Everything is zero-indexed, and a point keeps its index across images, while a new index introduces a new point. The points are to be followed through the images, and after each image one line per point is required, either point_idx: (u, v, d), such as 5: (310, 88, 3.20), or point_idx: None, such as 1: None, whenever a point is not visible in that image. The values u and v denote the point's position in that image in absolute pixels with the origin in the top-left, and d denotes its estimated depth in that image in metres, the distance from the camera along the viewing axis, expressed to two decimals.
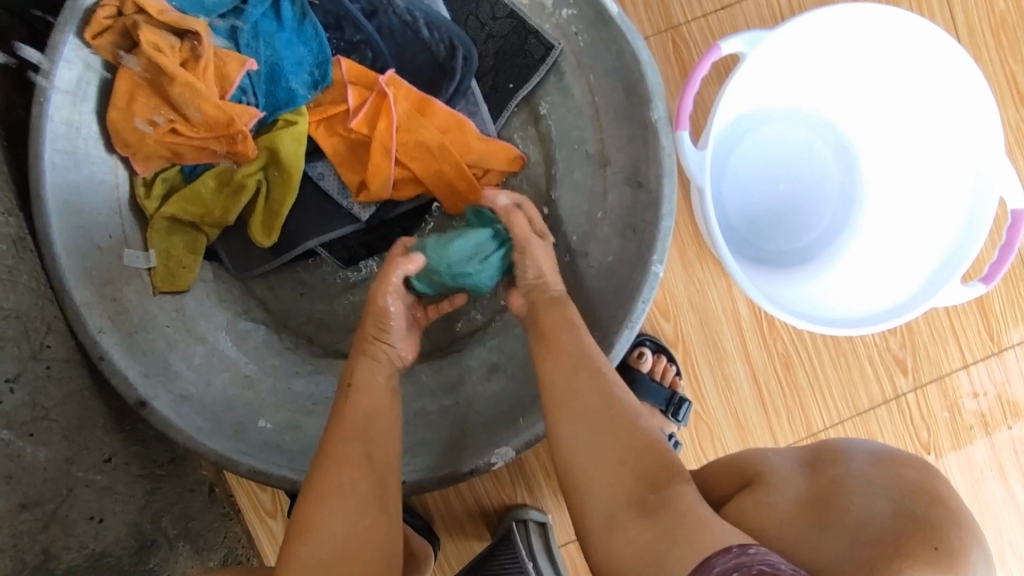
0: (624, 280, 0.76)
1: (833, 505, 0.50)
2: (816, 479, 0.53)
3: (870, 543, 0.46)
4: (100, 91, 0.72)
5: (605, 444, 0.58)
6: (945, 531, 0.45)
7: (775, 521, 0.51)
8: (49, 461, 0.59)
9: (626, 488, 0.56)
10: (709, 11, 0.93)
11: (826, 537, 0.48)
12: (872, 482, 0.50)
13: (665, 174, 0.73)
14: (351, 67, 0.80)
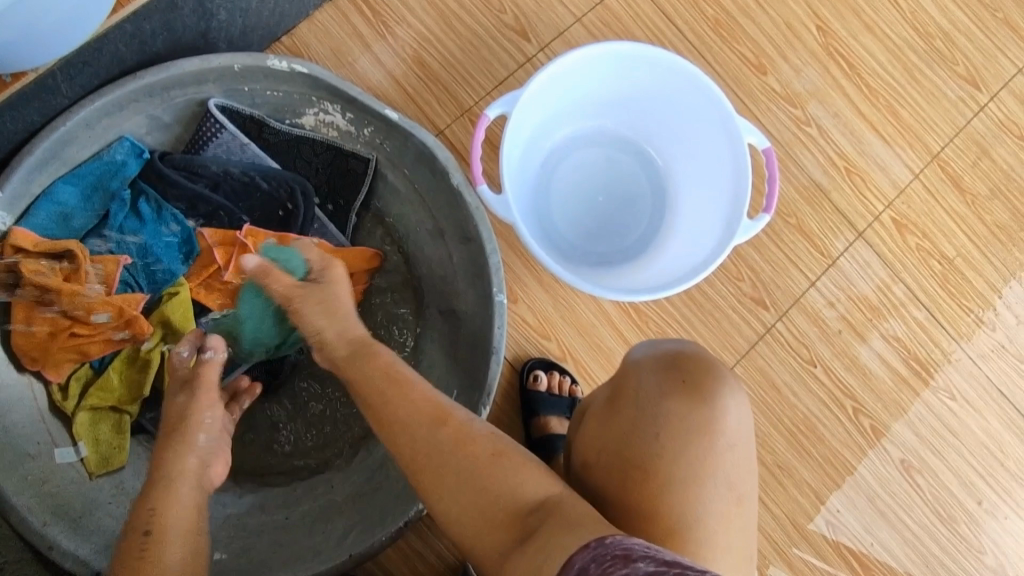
0: (484, 315, 0.90)
1: (619, 401, 0.62)
2: (610, 384, 0.65)
3: (654, 411, 0.60)
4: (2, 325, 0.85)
5: (476, 511, 0.61)
6: (691, 369, 0.61)
7: (597, 436, 0.63)
8: None
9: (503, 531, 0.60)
10: (491, 89, 1.14)
11: (625, 430, 0.60)
12: (640, 365, 0.63)
13: (479, 223, 0.89)
14: (212, 232, 0.94)
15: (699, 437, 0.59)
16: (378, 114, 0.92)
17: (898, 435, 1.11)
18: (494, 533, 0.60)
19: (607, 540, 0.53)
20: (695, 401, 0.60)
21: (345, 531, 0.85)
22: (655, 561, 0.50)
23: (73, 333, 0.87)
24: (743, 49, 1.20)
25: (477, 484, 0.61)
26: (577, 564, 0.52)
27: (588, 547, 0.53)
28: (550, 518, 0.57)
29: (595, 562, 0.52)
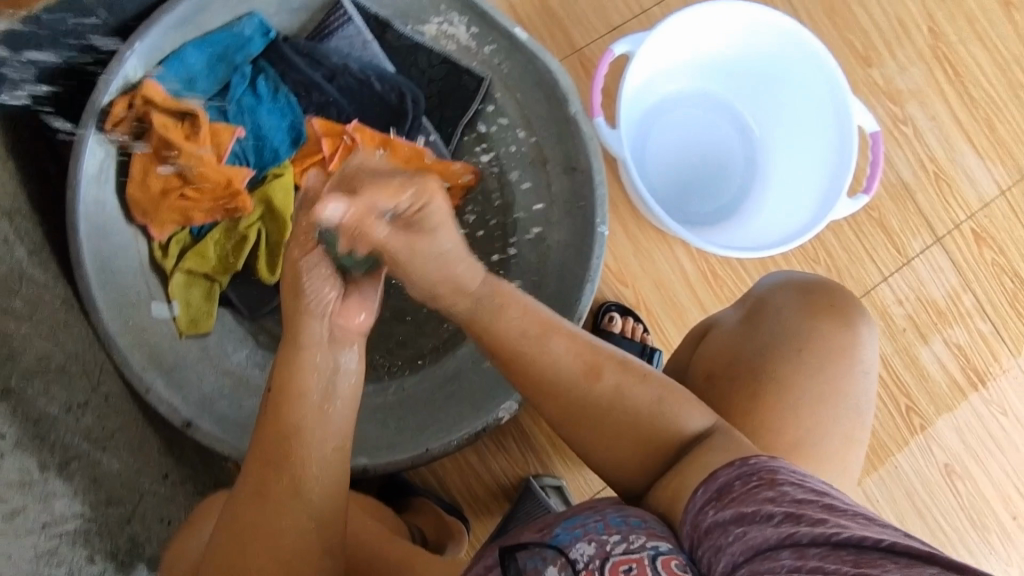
0: (580, 246, 0.91)
1: (758, 315, 0.66)
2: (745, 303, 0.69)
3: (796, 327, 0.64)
4: (119, 173, 0.87)
5: (615, 432, 0.60)
6: (834, 294, 0.66)
7: (731, 341, 0.66)
8: (121, 470, 0.68)
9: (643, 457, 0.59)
10: (603, 34, 1.12)
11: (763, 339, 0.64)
12: (783, 288, 0.67)
13: (591, 154, 0.90)
14: (322, 123, 0.95)
15: (838, 357, 0.64)
16: (505, 31, 0.92)
17: (944, 437, 1.13)
18: (635, 452, 0.60)
19: (752, 459, 0.54)
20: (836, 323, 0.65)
21: (422, 430, 0.85)
22: (802, 488, 0.51)
23: (182, 195, 0.89)
24: (852, 38, 1.20)
25: (627, 406, 0.59)
26: (723, 478, 0.53)
27: (733, 464, 0.54)
28: (699, 455, 0.57)
29: (740, 480, 0.52)
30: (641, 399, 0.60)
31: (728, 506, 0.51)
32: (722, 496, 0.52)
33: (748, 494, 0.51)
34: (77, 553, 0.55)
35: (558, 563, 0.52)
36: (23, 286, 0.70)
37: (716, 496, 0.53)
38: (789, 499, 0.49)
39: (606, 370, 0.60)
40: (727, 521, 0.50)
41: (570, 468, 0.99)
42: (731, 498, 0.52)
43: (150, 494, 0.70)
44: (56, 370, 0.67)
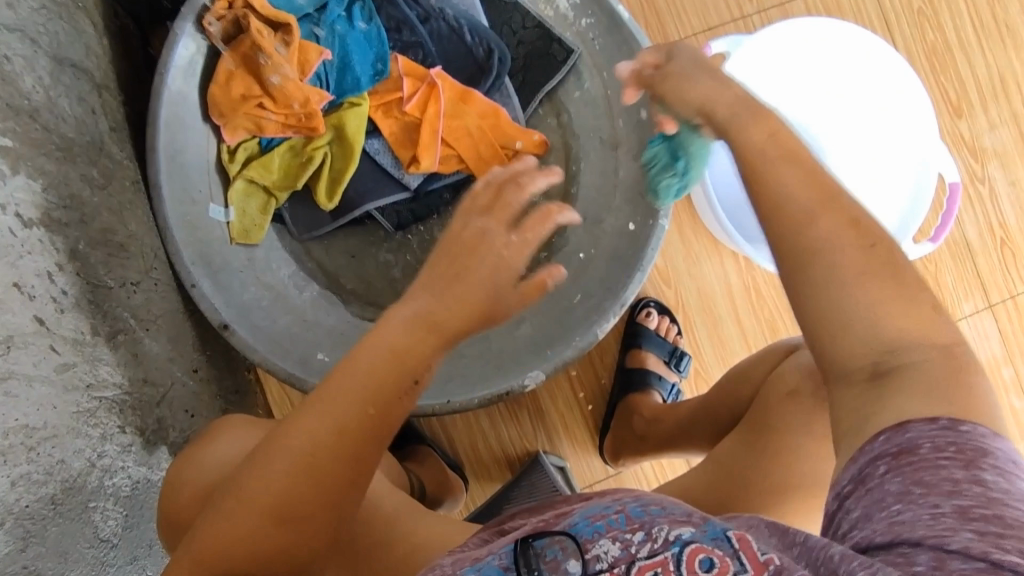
0: (636, 236, 0.89)
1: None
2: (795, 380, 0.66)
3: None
4: (205, 70, 0.88)
5: (843, 327, 0.44)
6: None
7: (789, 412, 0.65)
8: (160, 354, 0.69)
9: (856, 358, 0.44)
10: (698, 31, 1.07)
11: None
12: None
13: (667, 147, 0.87)
14: (405, 63, 0.95)
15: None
16: (608, 8, 0.90)
17: None
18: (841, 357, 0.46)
19: (963, 427, 0.39)
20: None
21: (445, 379, 0.86)
22: (960, 446, 0.38)
23: (260, 105, 0.89)
24: (948, 85, 1.14)
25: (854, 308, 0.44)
26: (914, 433, 0.40)
27: (937, 423, 0.40)
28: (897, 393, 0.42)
29: (932, 444, 0.39)
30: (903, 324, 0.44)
31: (898, 472, 0.39)
32: (903, 454, 0.39)
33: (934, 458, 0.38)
34: (113, 421, 0.56)
35: (579, 560, 0.45)
36: (101, 159, 0.71)
37: (894, 452, 0.40)
38: (971, 476, 0.37)
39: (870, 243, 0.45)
40: (888, 490, 0.38)
41: (576, 451, 0.99)
42: (911, 461, 0.39)
43: (180, 384, 0.71)
44: (117, 245, 0.68)
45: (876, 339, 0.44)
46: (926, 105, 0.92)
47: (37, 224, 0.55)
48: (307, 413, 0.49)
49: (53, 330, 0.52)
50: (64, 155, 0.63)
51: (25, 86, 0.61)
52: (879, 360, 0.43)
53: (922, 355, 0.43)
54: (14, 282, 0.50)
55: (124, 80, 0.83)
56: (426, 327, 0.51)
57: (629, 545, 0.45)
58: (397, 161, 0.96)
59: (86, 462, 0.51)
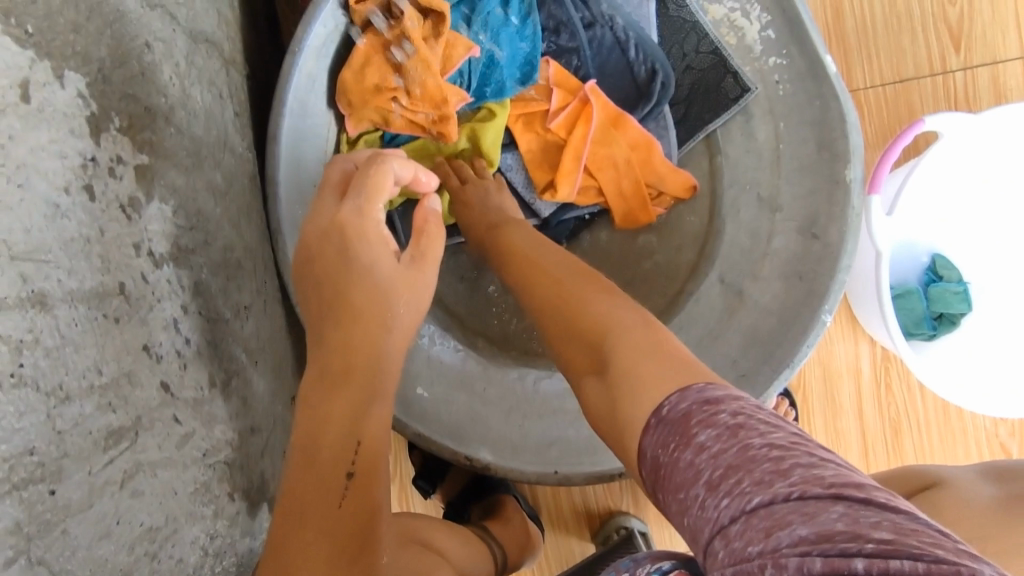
0: (788, 321, 0.78)
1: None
2: None
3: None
4: (339, 50, 0.77)
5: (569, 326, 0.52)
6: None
7: None
8: (265, 390, 0.62)
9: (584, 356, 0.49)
10: (888, 82, 0.92)
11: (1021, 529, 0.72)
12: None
13: (849, 231, 0.75)
14: (557, 71, 0.85)
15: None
16: (810, 52, 0.76)
17: None
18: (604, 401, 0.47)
19: (710, 392, 0.40)
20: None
21: (548, 442, 0.79)
22: (733, 421, 0.37)
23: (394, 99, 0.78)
24: None
25: (591, 312, 0.51)
26: (652, 446, 0.40)
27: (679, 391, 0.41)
28: (640, 374, 0.44)
29: (661, 448, 0.39)
30: (624, 323, 0.49)
31: (672, 487, 0.38)
32: (661, 475, 0.38)
33: (676, 462, 0.37)
34: (223, 490, 0.50)
35: None
36: (225, 156, 0.62)
37: (656, 472, 0.39)
38: (723, 455, 0.35)
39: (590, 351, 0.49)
40: (683, 499, 0.37)
41: (661, 522, 0.93)
42: (665, 473, 0.38)
43: (280, 421, 0.64)
44: (234, 263, 0.60)
45: (601, 352, 0.49)
46: None
47: (167, 260, 0.47)
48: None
49: (176, 396, 0.45)
50: (192, 161, 0.54)
51: (164, 78, 0.51)
52: (596, 341, 0.49)
53: (637, 337, 0.47)
54: (143, 344, 0.42)
55: (251, 52, 0.73)
56: (307, 466, 0.49)
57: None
58: (528, 181, 0.89)
59: (200, 553, 0.45)
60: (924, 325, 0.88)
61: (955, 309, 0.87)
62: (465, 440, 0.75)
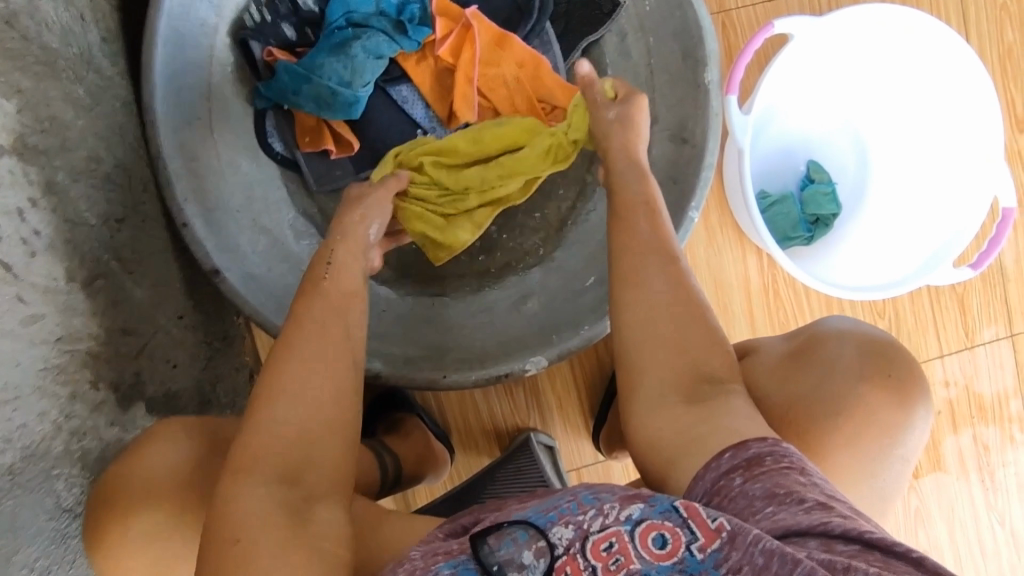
0: (662, 224, 0.84)
1: (814, 357, 0.67)
2: (796, 374, 0.67)
3: (875, 366, 0.65)
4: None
5: (673, 346, 0.59)
6: (894, 369, 0.66)
7: (768, 382, 0.67)
8: (143, 300, 0.65)
9: (674, 380, 0.58)
10: (758, 1, 0.96)
11: (810, 379, 0.66)
12: (851, 338, 0.68)
13: (710, 131, 0.81)
14: (440, 1, 0.87)
15: (892, 436, 0.65)
16: None
17: (933, 526, 1.10)
18: (662, 378, 0.59)
19: (782, 443, 0.51)
20: (891, 400, 0.65)
21: (443, 352, 0.83)
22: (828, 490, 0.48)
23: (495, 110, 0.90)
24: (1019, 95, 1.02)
25: (689, 328, 0.60)
26: (754, 449, 0.50)
27: (764, 441, 0.51)
28: (724, 399, 0.57)
29: (774, 456, 0.49)
30: (680, 347, 0.59)
31: (759, 480, 0.48)
32: (752, 466, 0.49)
33: (779, 472, 0.48)
34: (83, 377, 0.53)
35: (536, 549, 0.45)
36: (88, 74, 0.63)
37: (743, 464, 0.49)
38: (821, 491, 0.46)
39: (683, 381, 0.58)
40: (755, 494, 0.47)
41: (566, 433, 0.99)
42: (761, 470, 0.48)
43: (164, 332, 0.68)
44: (101, 175, 0.62)
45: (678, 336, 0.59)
46: (995, 113, 0.87)
47: (9, 152, 0.48)
48: (291, 372, 0.54)
49: (19, 278, 0.47)
50: (45, 70, 0.55)
51: None
52: (698, 384, 0.58)
53: (717, 363, 0.59)
54: None
55: None
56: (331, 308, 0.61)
57: (584, 526, 0.46)
58: (429, 111, 0.90)
59: (51, 426, 0.49)
60: (800, 228, 0.95)
61: (827, 210, 0.95)
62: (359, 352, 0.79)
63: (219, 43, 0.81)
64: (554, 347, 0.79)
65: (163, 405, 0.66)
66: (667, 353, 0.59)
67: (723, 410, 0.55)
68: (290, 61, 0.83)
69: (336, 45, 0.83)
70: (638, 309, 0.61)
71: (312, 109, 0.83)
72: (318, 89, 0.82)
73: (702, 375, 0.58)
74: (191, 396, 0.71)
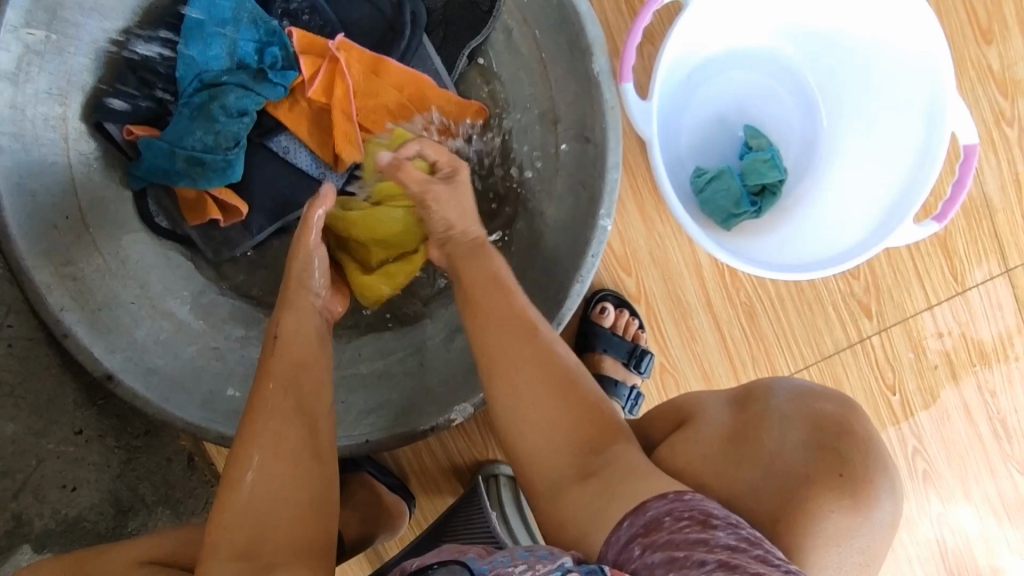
0: (577, 235, 0.76)
1: (751, 438, 0.54)
2: (726, 448, 0.54)
3: (830, 453, 0.51)
4: (96, 74, 0.78)
5: (557, 421, 0.53)
6: (852, 461, 0.52)
7: (700, 456, 0.54)
8: (16, 434, 0.61)
9: (564, 456, 0.52)
10: None
11: (743, 468, 0.52)
12: (796, 407, 0.55)
13: (609, 127, 0.73)
14: (301, 36, 0.81)
15: (852, 544, 0.51)
16: None
17: (949, 492, 1.00)
18: (552, 453, 0.53)
19: (686, 495, 0.46)
20: (844, 501, 0.50)
21: (367, 413, 0.78)
22: (739, 535, 0.43)
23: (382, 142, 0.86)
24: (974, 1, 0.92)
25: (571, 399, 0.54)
26: (652, 511, 0.45)
27: (665, 497, 0.46)
28: (619, 464, 0.51)
29: (672, 517, 0.44)
30: (561, 419, 0.53)
31: (658, 548, 0.42)
32: (650, 532, 0.44)
33: (677, 535, 0.43)
34: None
35: None
36: None
37: (642, 531, 0.44)
38: (725, 546, 0.42)
39: (587, 460, 0.52)
40: (654, 564, 0.42)
41: None
42: (660, 536, 0.43)
43: (52, 457, 0.65)
44: None
45: (556, 410, 0.53)
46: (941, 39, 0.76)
47: None
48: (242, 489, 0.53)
49: None
50: None
51: None
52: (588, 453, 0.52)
53: (596, 427, 0.53)
54: None
55: None
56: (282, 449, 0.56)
57: None
58: (315, 157, 0.85)
59: None
60: (743, 203, 0.85)
61: (771, 178, 0.86)
62: None
63: (73, 132, 0.77)
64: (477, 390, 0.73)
65: (60, 534, 0.65)
66: (544, 435, 0.53)
67: (618, 473, 0.50)
68: (151, 137, 0.79)
69: (193, 111, 0.79)
70: (519, 385, 0.54)
71: (186, 183, 0.80)
72: (185, 161, 0.79)
73: (589, 445, 0.52)
74: (102, 512, 0.69)
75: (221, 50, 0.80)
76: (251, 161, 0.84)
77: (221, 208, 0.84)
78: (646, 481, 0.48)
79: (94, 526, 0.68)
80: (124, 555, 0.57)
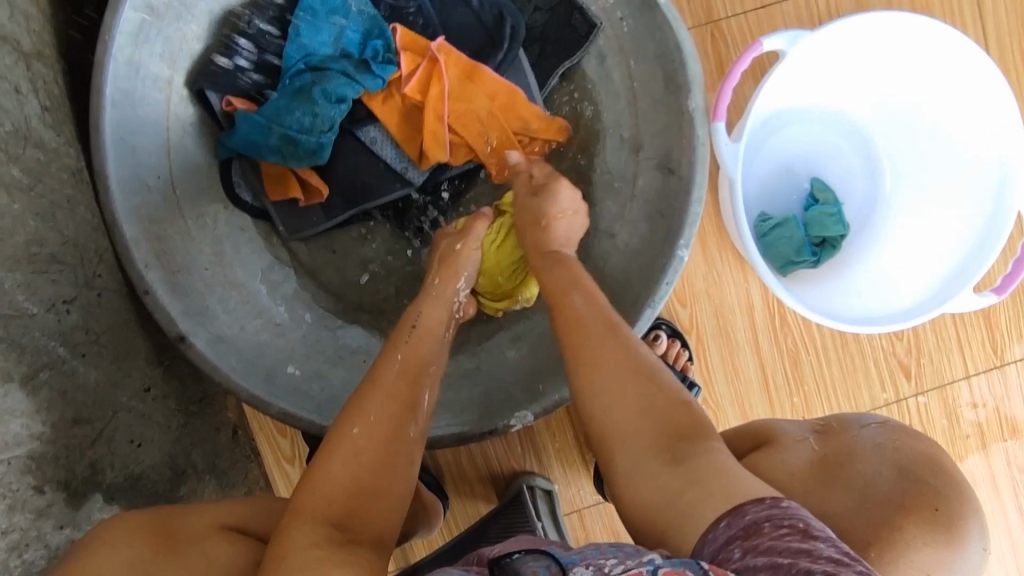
0: (651, 262, 0.78)
1: (843, 467, 0.59)
2: (817, 474, 0.59)
3: (923, 485, 0.55)
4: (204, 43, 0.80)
5: (643, 410, 0.55)
6: (947, 497, 0.55)
7: (791, 477, 0.59)
8: (97, 382, 0.62)
9: (651, 443, 0.54)
10: (749, 9, 0.90)
11: (837, 492, 0.57)
12: (887, 446, 0.59)
13: (697, 161, 0.75)
14: (404, 35, 0.84)
15: None
16: None
17: None
18: (639, 440, 0.54)
19: (784, 502, 0.46)
20: (939, 537, 0.53)
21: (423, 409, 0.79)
22: (841, 549, 0.42)
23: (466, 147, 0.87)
24: None
25: (658, 390, 0.56)
26: (750, 515, 0.45)
27: (763, 502, 0.46)
28: (705, 459, 0.52)
29: (772, 522, 0.44)
30: (647, 409, 0.55)
31: (760, 552, 0.43)
32: (750, 535, 0.44)
33: (778, 542, 0.43)
34: (26, 483, 0.51)
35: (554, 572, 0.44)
36: (27, 151, 0.59)
37: (742, 534, 0.45)
38: (829, 558, 0.41)
39: (674, 453, 0.53)
40: (755, 566, 0.42)
41: (566, 476, 0.92)
42: (760, 540, 0.43)
43: (125, 411, 0.65)
44: (45, 258, 0.58)
45: (643, 405, 0.55)
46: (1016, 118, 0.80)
47: None
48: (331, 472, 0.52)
49: None
50: None
51: None
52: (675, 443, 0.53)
53: (683, 420, 0.54)
54: None
55: (66, 40, 0.70)
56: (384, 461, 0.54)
57: (605, 568, 0.44)
58: (399, 151, 0.87)
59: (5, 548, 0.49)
60: (804, 252, 0.88)
61: (833, 232, 0.89)
62: (334, 414, 0.76)
63: (175, 96, 0.79)
64: (539, 400, 0.74)
65: (128, 489, 0.65)
66: (630, 423, 0.55)
67: (706, 466, 0.51)
68: (249, 111, 0.81)
69: (293, 91, 0.81)
70: (603, 380, 0.56)
71: (276, 159, 0.82)
72: (279, 138, 0.80)
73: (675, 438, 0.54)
74: (162, 472, 0.69)
75: (327, 38, 0.83)
76: (337, 148, 0.86)
77: (302, 188, 0.86)
78: (736, 478, 0.49)
79: (154, 484, 0.68)
80: (203, 520, 0.58)
